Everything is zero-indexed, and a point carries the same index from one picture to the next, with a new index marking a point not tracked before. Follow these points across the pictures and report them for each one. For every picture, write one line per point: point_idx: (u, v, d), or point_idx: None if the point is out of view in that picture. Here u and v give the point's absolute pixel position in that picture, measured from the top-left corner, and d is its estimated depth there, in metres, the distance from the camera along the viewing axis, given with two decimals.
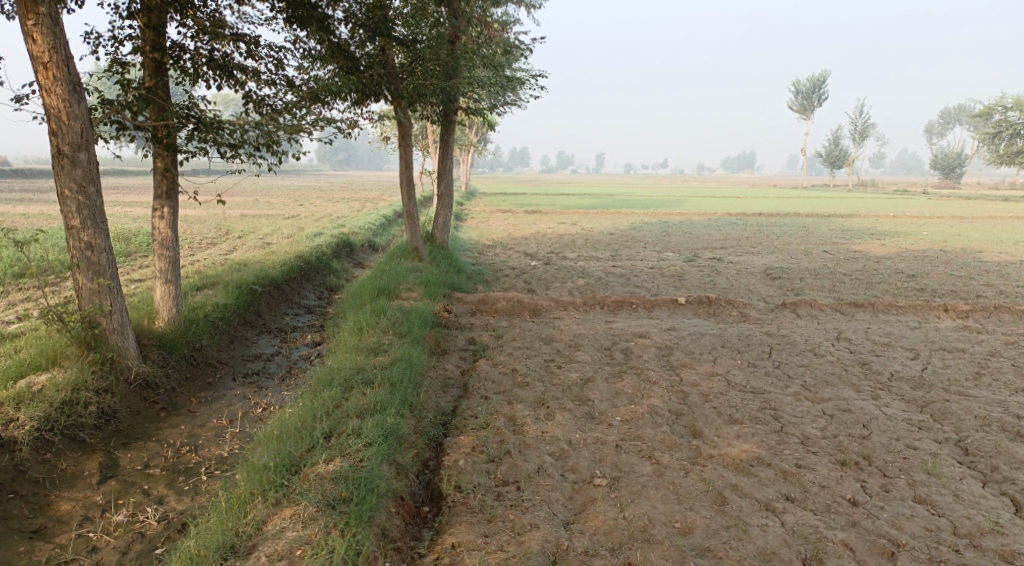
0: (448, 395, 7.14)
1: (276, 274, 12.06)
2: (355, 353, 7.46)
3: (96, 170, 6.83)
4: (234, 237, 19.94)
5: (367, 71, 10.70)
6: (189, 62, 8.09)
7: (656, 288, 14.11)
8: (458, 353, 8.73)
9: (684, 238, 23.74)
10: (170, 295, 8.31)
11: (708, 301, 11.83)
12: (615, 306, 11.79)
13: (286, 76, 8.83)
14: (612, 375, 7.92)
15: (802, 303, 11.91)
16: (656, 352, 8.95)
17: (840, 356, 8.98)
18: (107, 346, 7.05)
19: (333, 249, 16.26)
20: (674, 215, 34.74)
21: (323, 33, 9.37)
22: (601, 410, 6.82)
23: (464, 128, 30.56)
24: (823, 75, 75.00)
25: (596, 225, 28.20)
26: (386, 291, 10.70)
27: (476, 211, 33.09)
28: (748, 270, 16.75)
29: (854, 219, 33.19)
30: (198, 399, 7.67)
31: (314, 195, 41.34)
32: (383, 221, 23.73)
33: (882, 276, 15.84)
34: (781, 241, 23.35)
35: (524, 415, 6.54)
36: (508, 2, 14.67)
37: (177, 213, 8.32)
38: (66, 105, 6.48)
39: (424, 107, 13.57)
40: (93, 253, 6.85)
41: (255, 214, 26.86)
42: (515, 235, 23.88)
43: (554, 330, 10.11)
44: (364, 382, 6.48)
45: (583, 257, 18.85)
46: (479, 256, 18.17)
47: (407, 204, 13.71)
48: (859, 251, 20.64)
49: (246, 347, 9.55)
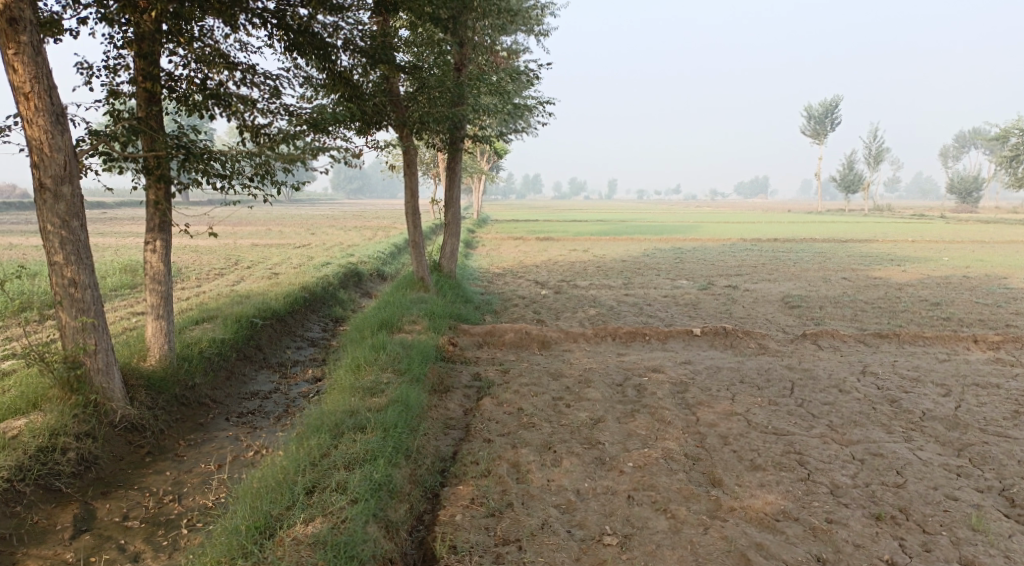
0: (448, 439, 6.70)
1: (279, 306, 11.74)
2: (351, 393, 7.07)
3: (81, 203, 6.54)
4: (243, 267, 19.74)
5: (371, 99, 10.44)
6: (182, 91, 7.85)
7: (670, 318, 13.66)
8: (462, 390, 8.30)
9: (699, 265, 23.29)
10: (162, 331, 7.99)
11: (724, 332, 11.33)
12: (627, 338, 11.32)
13: (283, 104, 8.56)
14: (624, 415, 7.46)
15: (823, 333, 11.40)
16: (671, 389, 8.47)
17: (867, 392, 8.46)
18: (91, 388, 6.69)
19: (340, 278, 15.95)
20: (688, 240, 34.29)
21: (322, 60, 9.12)
22: (612, 454, 6.35)
23: (474, 156, 30.46)
24: (835, 99, 74.79)
25: (608, 252, 27.78)
26: (389, 324, 10.33)
27: (487, 239, 32.84)
28: (766, 298, 16.25)
29: (872, 244, 32.44)
30: (187, 443, 7.33)
31: (327, 223, 41.38)
32: (393, 249, 23.47)
33: (905, 304, 15.27)
34: (799, 267, 22.82)
35: (529, 461, 6.08)
36: (516, 30, 14.57)
37: (170, 246, 8.02)
38: (48, 136, 6.23)
39: (431, 135, 13.32)
40: (76, 290, 6.54)
41: (266, 243, 26.73)
42: (526, 263, 23.51)
43: (563, 364, 9.66)
44: (356, 427, 6.08)
45: (595, 285, 18.42)
46: (488, 286, 17.81)
47: (412, 233, 13.39)
48: (879, 278, 20.07)
49: (243, 384, 9.18)
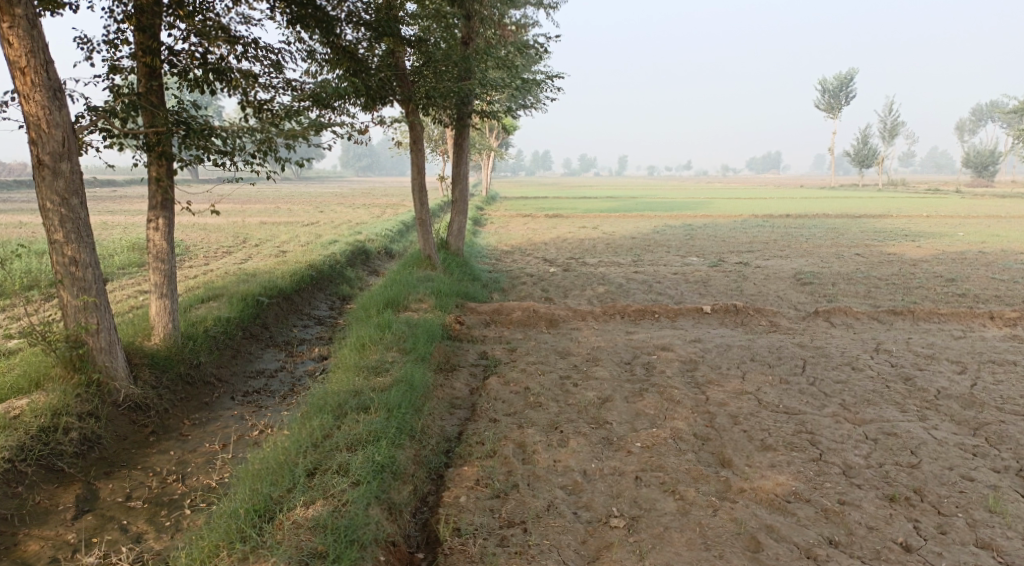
0: (453, 418, 6.62)
1: (285, 284, 11.66)
2: (355, 373, 6.99)
3: (80, 180, 6.43)
4: (251, 245, 19.67)
5: (376, 74, 10.24)
6: (182, 66, 7.68)
7: (680, 296, 13.49)
8: (468, 369, 8.20)
9: (710, 242, 23.04)
10: (166, 310, 7.91)
11: (735, 309, 11.16)
12: (636, 316, 11.18)
13: (285, 79, 8.38)
14: (632, 394, 7.34)
15: (836, 311, 11.22)
16: (680, 367, 8.34)
17: (881, 371, 8.30)
18: (93, 367, 6.66)
19: (347, 257, 15.85)
20: (699, 217, 33.98)
21: (326, 34, 8.92)
22: (619, 434, 6.25)
23: (482, 132, 30.10)
24: (850, 72, 73.54)
25: (618, 229, 27.53)
26: (395, 303, 10.22)
27: (496, 216, 32.65)
28: (777, 275, 16.03)
29: (885, 220, 31.99)
30: (192, 422, 7.30)
31: (337, 201, 41.29)
32: (401, 227, 23.34)
33: (920, 281, 15.02)
34: (812, 243, 22.53)
35: (534, 441, 5.99)
36: (524, 3, 14.29)
37: (173, 224, 7.89)
38: (45, 112, 6.10)
39: (438, 111, 13.11)
40: (78, 268, 6.46)
41: (275, 221, 26.67)
42: (534, 240, 23.34)
43: (571, 343, 9.54)
44: (360, 407, 6.00)
45: (604, 262, 18.24)
46: (497, 263, 17.68)
47: (419, 210, 13.25)
48: (893, 254, 19.76)
49: (249, 363, 9.13)
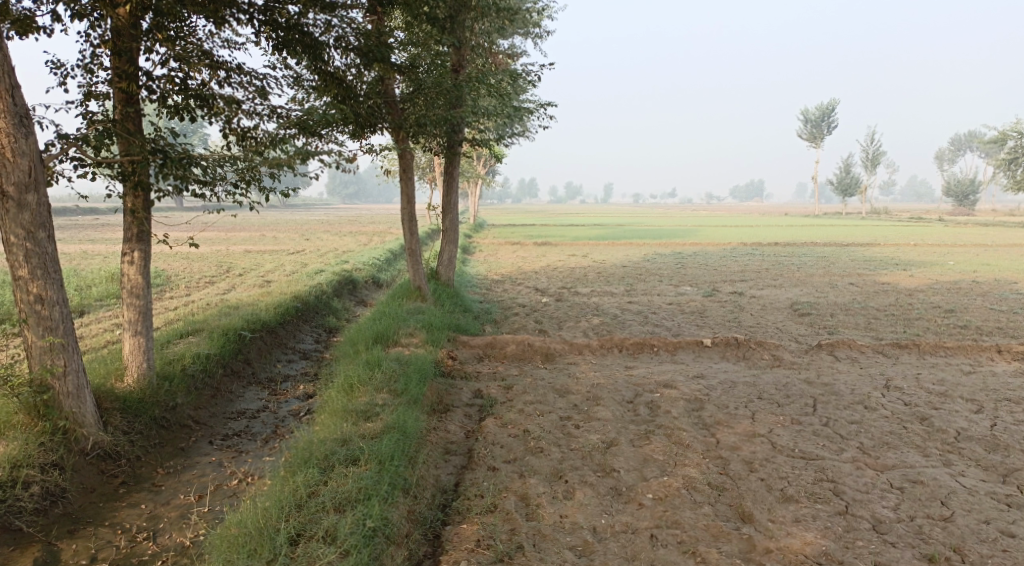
0: (448, 466, 6.17)
1: (269, 316, 11.16)
2: (343, 417, 6.52)
3: (47, 212, 5.96)
4: (234, 274, 19.13)
5: (365, 101, 9.91)
6: (161, 91, 7.27)
7: (677, 327, 13.12)
8: (462, 410, 7.74)
9: (701, 271, 22.77)
10: (140, 349, 7.40)
11: (736, 342, 10.77)
12: (635, 350, 10.77)
13: (270, 106, 8.02)
14: (638, 437, 6.92)
15: (839, 344, 10.90)
16: (686, 407, 7.89)
17: (895, 409, 7.95)
18: (60, 413, 6.13)
19: (334, 287, 15.38)
20: (688, 245, 33.83)
21: (314, 60, 8.58)
22: (629, 484, 5.82)
23: (470, 160, 29.81)
24: (831, 102, 74.80)
25: (608, 257, 27.31)
26: (384, 338, 9.75)
27: (484, 245, 32.27)
28: (774, 306, 15.74)
29: (873, 248, 32.00)
30: (165, 471, 6.77)
31: (324, 228, 40.78)
32: (389, 256, 22.90)
33: (919, 311, 14.79)
34: (804, 272, 22.35)
35: (539, 494, 5.54)
36: (514, 32, 14.13)
37: (150, 257, 7.43)
38: (10, 140, 5.65)
39: (428, 139, 12.79)
40: (44, 306, 5.97)
41: (259, 250, 26.12)
42: (524, 269, 22.97)
43: (569, 379, 9.10)
44: (348, 458, 5.53)
45: (596, 292, 17.87)
46: (487, 293, 17.29)
47: (409, 240, 12.83)
48: (887, 283, 19.58)
49: (230, 403, 8.59)
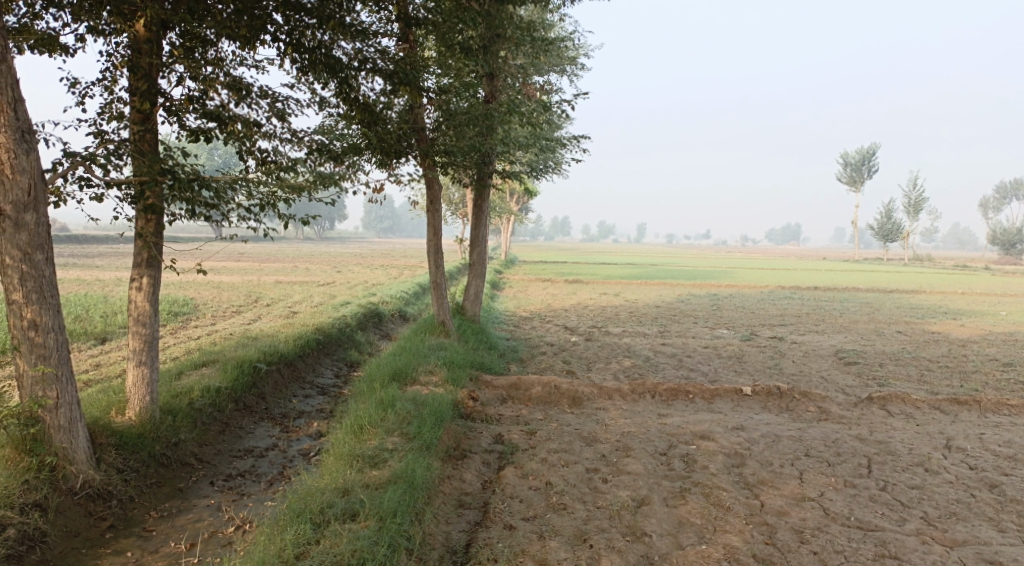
0: (460, 522, 5.60)
1: (288, 349, 10.78)
2: (348, 463, 6.01)
3: (46, 233, 5.65)
4: (262, 305, 18.92)
5: (394, 130, 9.61)
6: (178, 111, 7.02)
7: (714, 373, 12.39)
8: (481, 457, 7.15)
9: (738, 314, 21.95)
10: (144, 381, 7.01)
11: (779, 392, 10.03)
12: (668, 396, 10.09)
13: (291, 129, 7.74)
14: (672, 495, 6.26)
15: (892, 397, 10.06)
16: (725, 462, 7.17)
17: (961, 474, 7.14)
18: (48, 448, 5.77)
19: (358, 320, 15.02)
20: (724, 287, 32.91)
21: (339, 85, 8.31)
22: (661, 552, 5.17)
23: (503, 196, 29.56)
24: (873, 147, 73.59)
25: (640, 297, 26.61)
26: (402, 375, 9.24)
27: (515, 281, 31.87)
28: (817, 353, 14.89)
29: (919, 296, 30.69)
30: (158, 513, 6.32)
31: (356, 261, 40.92)
32: (417, 290, 22.56)
33: (975, 364, 13.81)
34: (848, 318, 21.38)
35: (559, 560, 4.94)
36: (549, 67, 13.85)
37: (159, 284, 7.08)
38: (10, 156, 5.38)
39: (458, 171, 12.46)
40: (38, 333, 5.64)
41: (290, 281, 26.10)
42: (554, 306, 22.42)
43: (597, 426, 8.46)
44: (347, 514, 5.03)
45: (628, 333, 17.20)
46: (514, 331, 16.75)
47: (434, 274, 12.41)
48: (937, 333, 18.53)
49: (239, 439, 8.14)
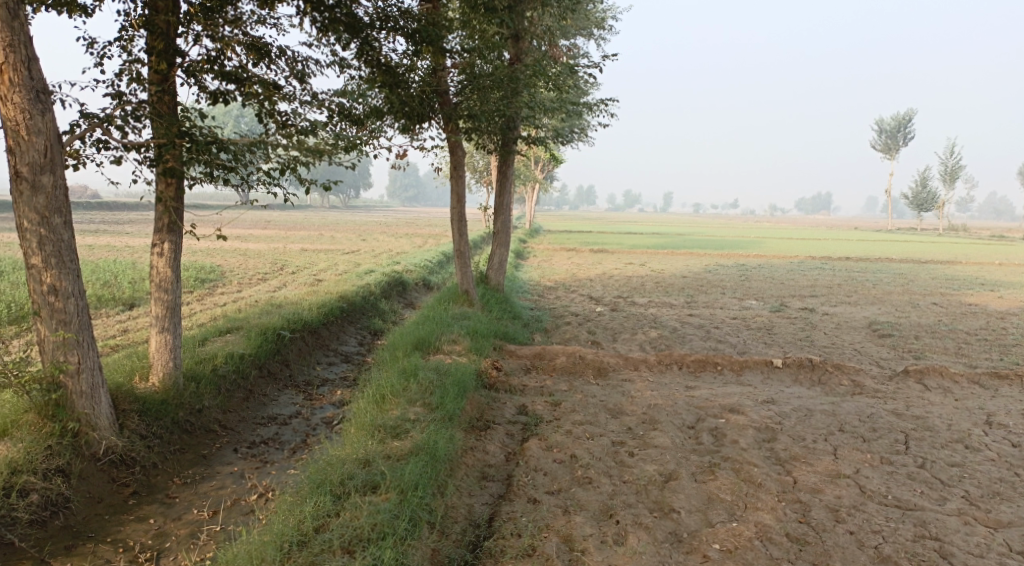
0: (483, 496, 5.50)
1: (312, 316, 10.72)
2: (369, 434, 5.92)
3: (64, 196, 5.56)
4: (287, 273, 18.94)
5: (417, 93, 9.38)
6: (195, 72, 6.85)
7: (743, 344, 12.11)
8: (504, 429, 7.03)
9: (767, 284, 21.51)
10: (166, 347, 6.96)
11: (811, 364, 9.74)
12: (696, 368, 9.86)
13: (311, 91, 7.54)
14: (701, 470, 6.08)
15: (929, 371, 9.72)
16: (755, 437, 6.96)
17: (1004, 451, 6.85)
18: (71, 414, 5.76)
19: (382, 288, 14.94)
20: (752, 257, 32.31)
21: (361, 46, 8.07)
22: (691, 529, 5.01)
23: (527, 164, 29.16)
24: (909, 113, 71.34)
25: (666, 267, 26.23)
26: (425, 344, 9.12)
27: (539, 250, 31.64)
28: (849, 325, 14.50)
29: (954, 266, 29.87)
30: (182, 480, 6.32)
31: (381, 230, 40.95)
32: (441, 259, 22.44)
33: (1015, 337, 13.35)
34: (882, 289, 20.85)
35: (585, 536, 4.81)
36: (576, 31, 13.41)
37: (180, 249, 6.99)
38: (25, 116, 5.26)
39: (482, 137, 12.20)
40: (57, 298, 5.58)
41: (315, 248, 26.11)
42: (579, 276, 22.17)
43: (623, 398, 8.28)
44: (368, 486, 4.94)
45: (654, 303, 16.94)
46: (539, 300, 16.58)
47: (457, 242, 12.23)
48: (974, 304, 17.97)
49: (262, 407, 8.12)
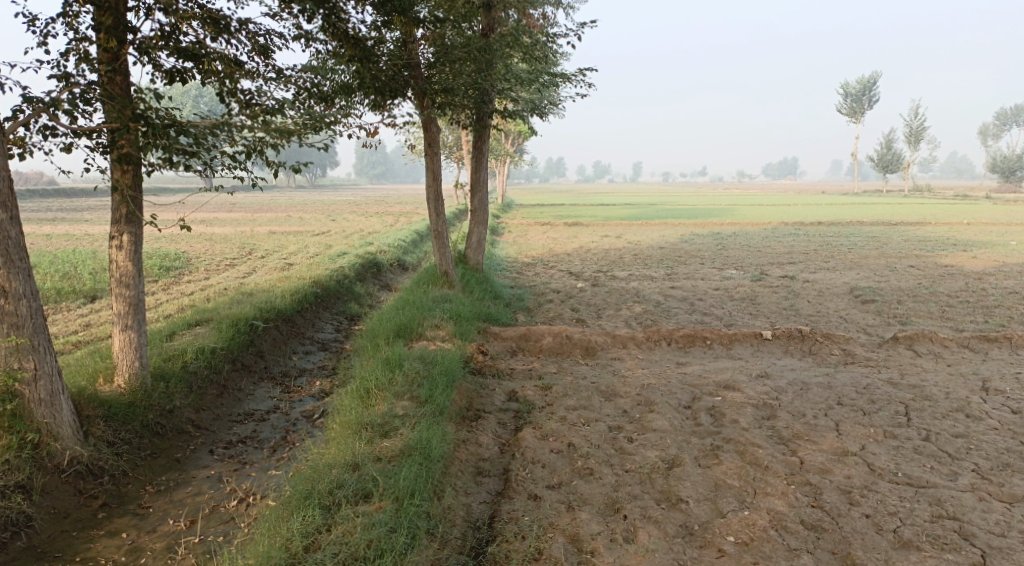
0: (481, 493, 5.19)
1: (286, 304, 10.23)
2: (356, 432, 5.55)
3: (8, 188, 5.03)
4: (256, 257, 18.28)
5: (387, 67, 8.87)
6: (149, 48, 6.27)
7: (729, 316, 11.92)
8: (496, 418, 6.71)
9: (744, 252, 21.40)
10: (131, 345, 6.48)
11: (801, 335, 9.57)
12: (686, 342, 9.62)
13: (276, 67, 7.01)
14: (705, 454, 5.84)
15: (919, 337, 9.61)
16: (755, 415, 6.74)
17: (1005, 419, 6.73)
18: (29, 425, 5.32)
19: (357, 271, 14.43)
20: (726, 224, 32.23)
21: (328, 16, 7.53)
22: (702, 521, 4.77)
23: (498, 138, 28.53)
24: (873, 76, 71.48)
25: (643, 238, 26.02)
26: (407, 331, 8.72)
27: (513, 225, 31.21)
28: (831, 291, 14.40)
29: (925, 227, 30.13)
30: (155, 488, 5.90)
31: (350, 209, 40.08)
32: (415, 237, 21.88)
33: (995, 297, 13.37)
34: (858, 254, 20.86)
35: (593, 535, 4.55)
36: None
37: (141, 241, 6.46)
38: None
39: (456, 112, 11.70)
40: (7, 301, 5.08)
41: (284, 231, 25.34)
42: (556, 251, 21.83)
43: (615, 379, 8.01)
44: (359, 493, 4.60)
45: (635, 276, 16.68)
46: (518, 277, 16.22)
47: (434, 222, 11.76)
48: (950, 266, 18.04)
49: (238, 403, 7.67)
